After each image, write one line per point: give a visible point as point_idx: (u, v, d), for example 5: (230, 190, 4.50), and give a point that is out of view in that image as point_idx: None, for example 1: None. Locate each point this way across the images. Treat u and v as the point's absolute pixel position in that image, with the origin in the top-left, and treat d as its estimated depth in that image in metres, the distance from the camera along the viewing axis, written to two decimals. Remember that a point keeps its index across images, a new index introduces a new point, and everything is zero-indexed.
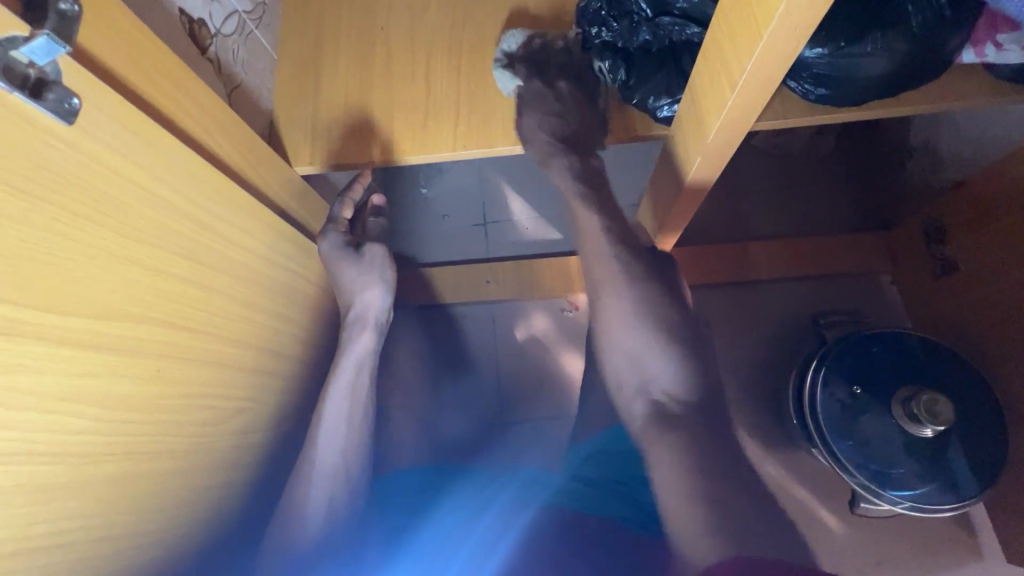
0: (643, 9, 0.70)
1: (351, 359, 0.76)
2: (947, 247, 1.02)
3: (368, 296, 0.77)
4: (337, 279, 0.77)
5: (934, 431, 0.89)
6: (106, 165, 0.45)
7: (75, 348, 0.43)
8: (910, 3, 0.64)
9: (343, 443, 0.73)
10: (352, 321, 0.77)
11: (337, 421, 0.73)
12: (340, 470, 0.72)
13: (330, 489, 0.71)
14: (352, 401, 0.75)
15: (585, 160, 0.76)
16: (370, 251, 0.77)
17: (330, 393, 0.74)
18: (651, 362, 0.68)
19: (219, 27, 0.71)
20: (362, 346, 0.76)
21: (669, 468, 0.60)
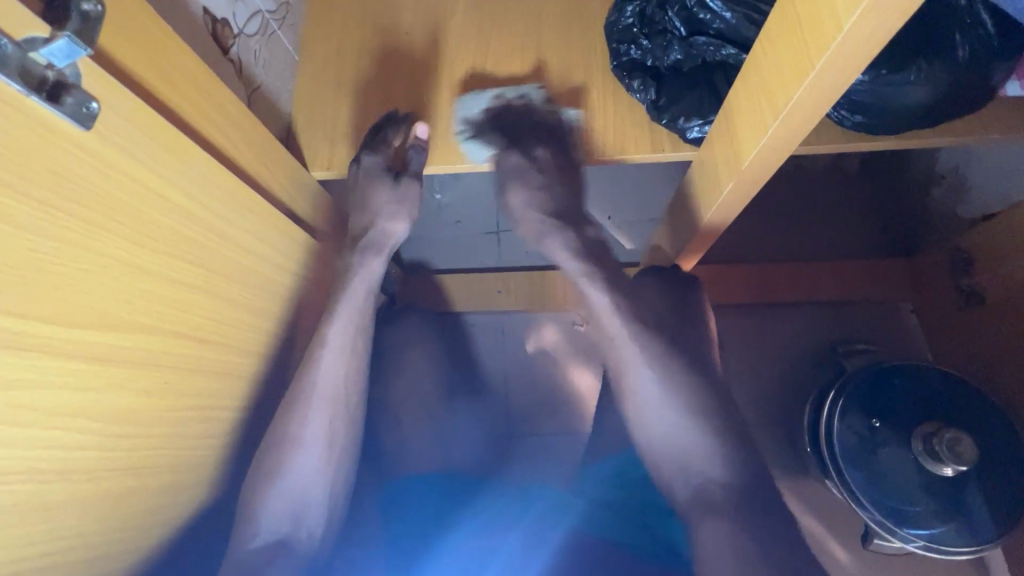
0: (677, 27, 0.68)
1: (349, 308, 0.69)
2: (974, 278, 1.00)
3: (393, 225, 0.71)
4: (363, 199, 0.72)
5: (955, 470, 0.86)
6: (122, 171, 0.43)
7: (82, 362, 0.41)
8: (959, 32, 0.62)
9: (332, 414, 0.65)
10: (363, 245, 0.71)
11: (327, 389, 0.65)
12: (330, 443, 0.65)
13: (319, 464, 0.64)
14: (346, 367, 0.67)
15: (580, 232, 0.71)
16: (405, 185, 0.71)
17: (319, 352, 0.66)
18: (686, 440, 0.64)
19: (242, 27, 0.69)
20: (370, 272, 0.71)
21: (726, 548, 0.59)
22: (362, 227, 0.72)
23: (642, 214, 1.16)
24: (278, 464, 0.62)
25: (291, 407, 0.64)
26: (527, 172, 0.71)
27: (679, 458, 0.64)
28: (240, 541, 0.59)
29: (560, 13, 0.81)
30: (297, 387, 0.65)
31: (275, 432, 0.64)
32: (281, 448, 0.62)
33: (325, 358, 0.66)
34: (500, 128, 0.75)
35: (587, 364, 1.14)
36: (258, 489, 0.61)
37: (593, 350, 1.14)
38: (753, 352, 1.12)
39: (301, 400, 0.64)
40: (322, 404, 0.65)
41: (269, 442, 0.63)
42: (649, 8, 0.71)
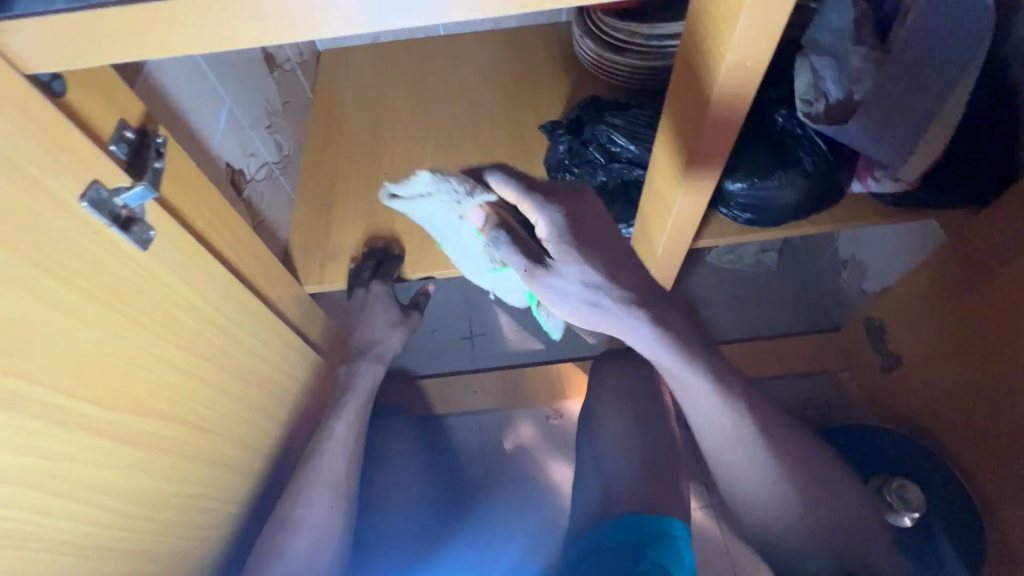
0: (598, 157, 0.88)
1: (353, 403, 0.84)
2: (890, 342, 1.13)
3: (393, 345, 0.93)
4: (368, 322, 0.92)
5: (913, 519, 0.92)
6: (164, 282, 0.54)
7: (112, 442, 0.48)
8: (803, 150, 0.83)
9: (334, 499, 0.75)
10: (370, 357, 0.89)
11: (330, 473, 0.76)
12: (326, 523, 0.74)
13: (315, 540, 0.72)
14: (345, 455, 0.79)
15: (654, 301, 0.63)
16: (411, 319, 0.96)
17: (326, 443, 0.77)
18: (740, 453, 0.72)
19: (253, 175, 0.86)
20: (371, 376, 0.88)
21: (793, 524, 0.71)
22: (369, 343, 0.91)
23: None
24: (281, 541, 0.69)
25: (298, 492, 0.73)
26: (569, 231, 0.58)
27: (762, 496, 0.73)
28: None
29: (509, 153, 1.03)
30: (302, 472, 0.74)
31: (281, 513, 0.71)
32: (285, 529, 0.70)
33: (330, 448, 0.77)
34: (529, 178, 0.61)
35: (563, 456, 1.18)
36: (260, 567, 0.67)
37: (568, 442, 1.19)
38: None
39: (305, 484, 0.74)
40: (321, 488, 0.75)
41: (274, 521, 0.71)
42: (574, 145, 0.90)
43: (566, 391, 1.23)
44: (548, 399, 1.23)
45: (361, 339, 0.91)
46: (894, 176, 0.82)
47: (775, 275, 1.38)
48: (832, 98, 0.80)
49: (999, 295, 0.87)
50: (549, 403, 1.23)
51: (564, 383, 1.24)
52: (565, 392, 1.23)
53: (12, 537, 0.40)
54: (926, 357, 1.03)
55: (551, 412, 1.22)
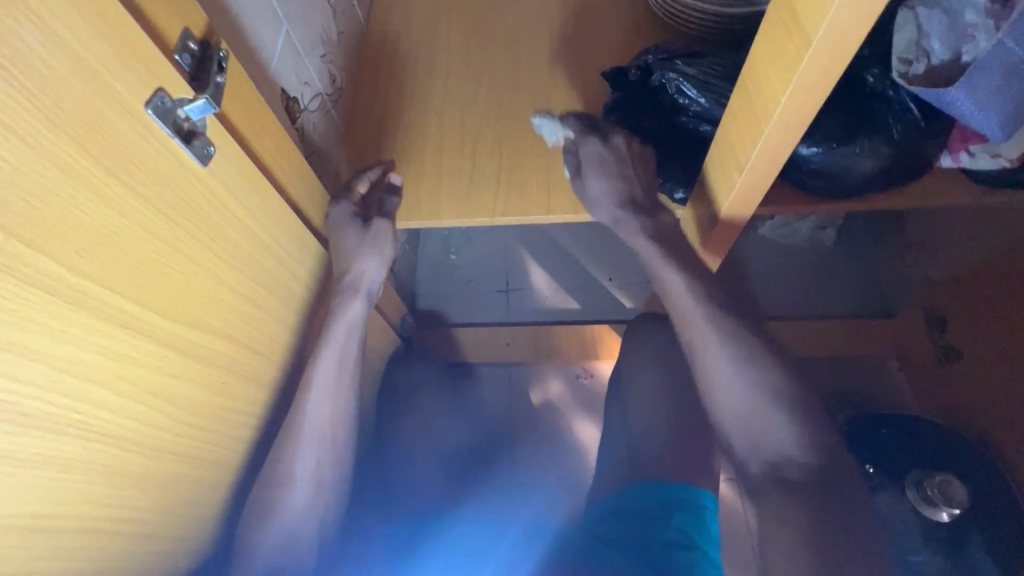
0: (663, 110, 0.82)
1: (334, 345, 0.72)
2: (949, 335, 1.07)
3: (368, 271, 0.74)
4: (335, 247, 0.74)
5: (950, 515, 0.89)
6: (218, 200, 0.54)
7: (169, 351, 0.50)
8: (891, 115, 0.76)
9: (320, 451, 0.70)
10: (344, 285, 0.73)
11: (315, 425, 0.69)
12: (317, 476, 0.70)
13: (308, 495, 0.69)
14: (332, 404, 0.72)
15: (654, 216, 0.75)
16: (377, 228, 0.74)
17: (307, 393, 0.69)
18: (766, 425, 0.67)
19: (307, 104, 0.85)
20: (353, 312, 0.74)
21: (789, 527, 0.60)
22: (341, 270, 0.74)
23: (638, 275, 1.29)
24: (274, 499, 0.66)
25: (285, 448, 0.67)
26: (601, 158, 0.75)
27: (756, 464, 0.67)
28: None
29: (565, 98, 0.97)
30: (290, 425, 0.68)
31: (268, 467, 0.66)
32: (275, 483, 0.66)
33: (314, 398, 0.69)
34: (588, 124, 0.81)
35: (590, 416, 1.19)
36: (255, 523, 0.64)
37: (596, 401, 1.21)
38: None
39: (293, 436, 0.67)
40: (311, 440, 0.69)
41: (262, 480, 0.66)
42: (637, 94, 0.85)
43: (597, 352, 1.24)
44: (582, 358, 1.25)
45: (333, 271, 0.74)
46: (993, 150, 0.74)
47: (828, 252, 1.30)
48: (935, 59, 0.73)
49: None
50: (581, 362, 1.25)
51: (597, 343, 1.24)
52: (597, 352, 1.24)
53: (83, 427, 0.43)
54: (1000, 354, 0.97)
55: (583, 372, 1.24)
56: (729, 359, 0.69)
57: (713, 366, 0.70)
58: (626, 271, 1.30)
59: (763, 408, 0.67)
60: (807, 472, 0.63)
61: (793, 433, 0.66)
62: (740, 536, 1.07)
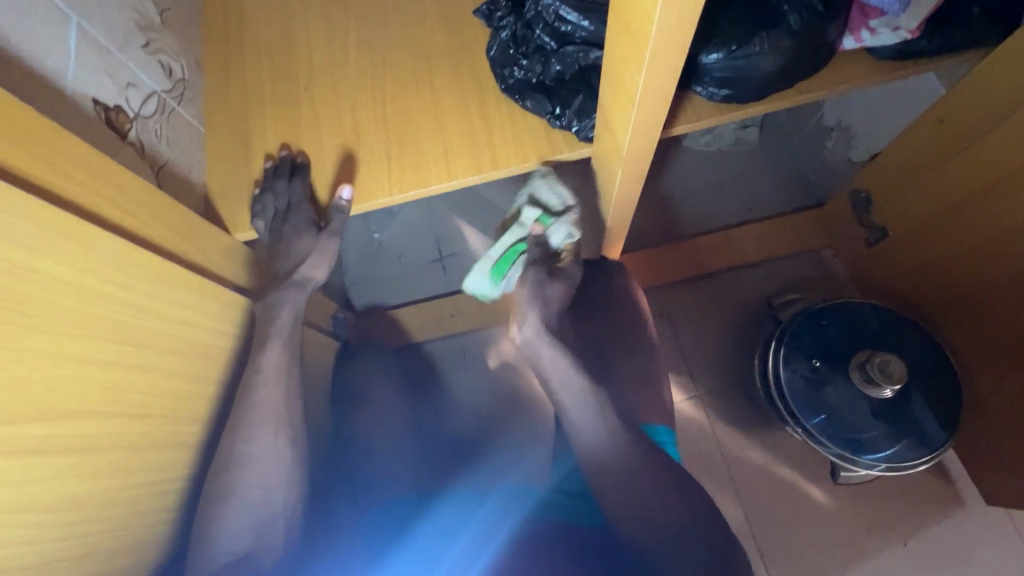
0: (548, 42, 0.74)
1: (280, 336, 0.72)
2: (874, 215, 1.08)
3: (314, 275, 0.78)
4: (285, 246, 0.77)
5: (893, 390, 0.92)
6: (26, 265, 0.44)
7: (15, 457, 0.42)
8: (786, 3, 0.70)
9: (277, 429, 0.67)
10: (290, 282, 0.75)
11: (270, 406, 0.67)
12: (280, 455, 0.67)
13: (268, 483, 0.65)
14: (282, 384, 0.69)
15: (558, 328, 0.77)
16: (323, 244, 0.78)
17: (256, 375, 0.67)
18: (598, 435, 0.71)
19: (139, 110, 0.72)
20: (292, 300, 0.74)
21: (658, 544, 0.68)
22: (290, 267, 0.76)
23: None
24: (231, 484, 0.63)
25: (234, 431, 0.65)
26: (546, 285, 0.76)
27: (644, 540, 0.68)
28: (198, 563, 0.60)
29: (446, 43, 0.87)
30: (238, 410, 0.65)
31: (221, 454, 0.64)
32: (228, 468, 0.63)
33: (263, 380, 0.67)
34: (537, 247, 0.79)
35: None
36: (215, 512, 0.61)
37: None
38: (698, 322, 1.18)
39: (242, 421, 0.65)
40: (267, 421, 0.66)
41: (214, 471, 0.63)
42: (519, 30, 0.77)
43: None
44: None
45: (281, 265, 0.77)
46: (893, 24, 0.72)
47: (754, 153, 1.29)
48: None
49: (973, 156, 0.84)
50: None
51: None
52: None
53: None
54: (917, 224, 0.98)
55: None
56: (592, 415, 0.72)
57: (573, 407, 0.73)
58: None
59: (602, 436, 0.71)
60: (687, 540, 0.68)
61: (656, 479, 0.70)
62: (711, 450, 1.10)
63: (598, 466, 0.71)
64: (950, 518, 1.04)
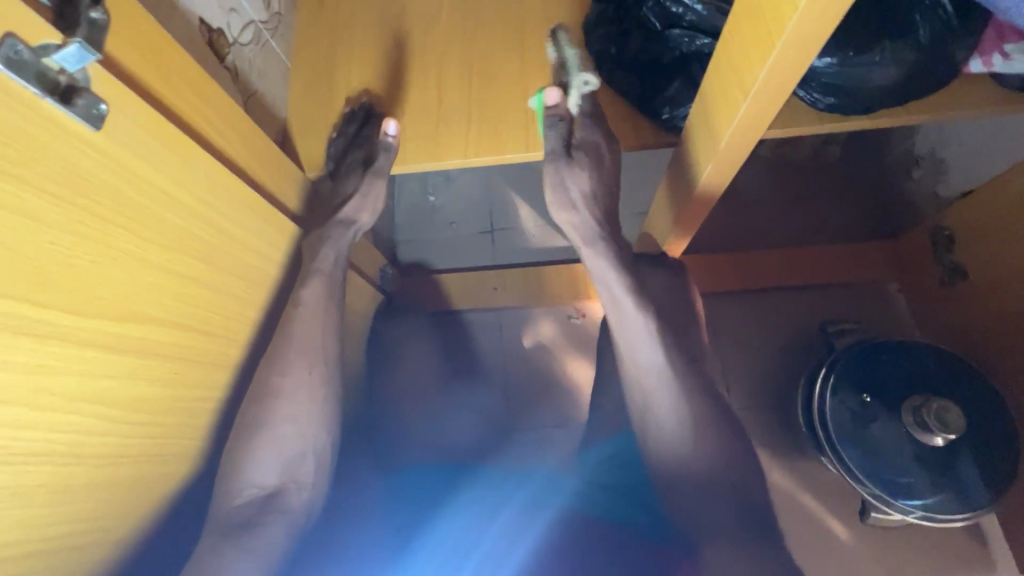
0: (653, 23, 0.71)
1: (321, 276, 0.71)
2: (955, 254, 1.02)
3: (359, 218, 0.76)
4: (338, 185, 0.78)
5: (945, 439, 0.89)
6: (130, 169, 0.45)
7: (98, 351, 0.44)
8: (919, 13, 0.65)
9: (311, 365, 0.67)
10: (336, 221, 0.74)
11: (305, 341, 0.67)
12: (315, 393, 0.67)
13: (304, 420, 0.65)
14: (319, 321, 0.69)
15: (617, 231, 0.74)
16: (368, 185, 0.75)
17: (295, 310, 0.67)
18: (663, 396, 0.67)
19: (237, 36, 0.72)
20: (339, 239, 0.73)
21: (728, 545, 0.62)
22: (336, 206, 0.76)
23: (629, 207, 1.21)
24: (262, 414, 0.63)
25: (269, 361, 0.64)
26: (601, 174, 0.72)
27: (684, 466, 0.66)
28: (227, 494, 0.60)
29: (541, 11, 0.85)
30: (276, 344, 0.65)
31: (255, 385, 0.64)
32: (261, 399, 0.63)
33: (301, 314, 0.67)
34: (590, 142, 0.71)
35: (582, 355, 1.15)
36: (245, 441, 0.61)
37: (587, 341, 1.15)
38: (745, 336, 1.15)
39: (280, 353, 0.65)
40: (303, 357, 0.66)
41: (249, 399, 0.63)
42: (625, 6, 0.74)
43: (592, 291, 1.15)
44: (571, 297, 1.16)
45: (332, 202, 0.77)
46: None
47: (832, 171, 1.23)
48: None
49: None
50: (572, 302, 1.17)
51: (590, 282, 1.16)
52: (590, 291, 1.15)
53: (2, 453, 0.38)
54: (1003, 271, 0.92)
55: (574, 311, 1.17)
56: (653, 352, 0.68)
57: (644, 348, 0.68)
58: (616, 203, 1.22)
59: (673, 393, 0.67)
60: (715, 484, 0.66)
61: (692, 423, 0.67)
62: None
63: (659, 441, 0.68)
64: None
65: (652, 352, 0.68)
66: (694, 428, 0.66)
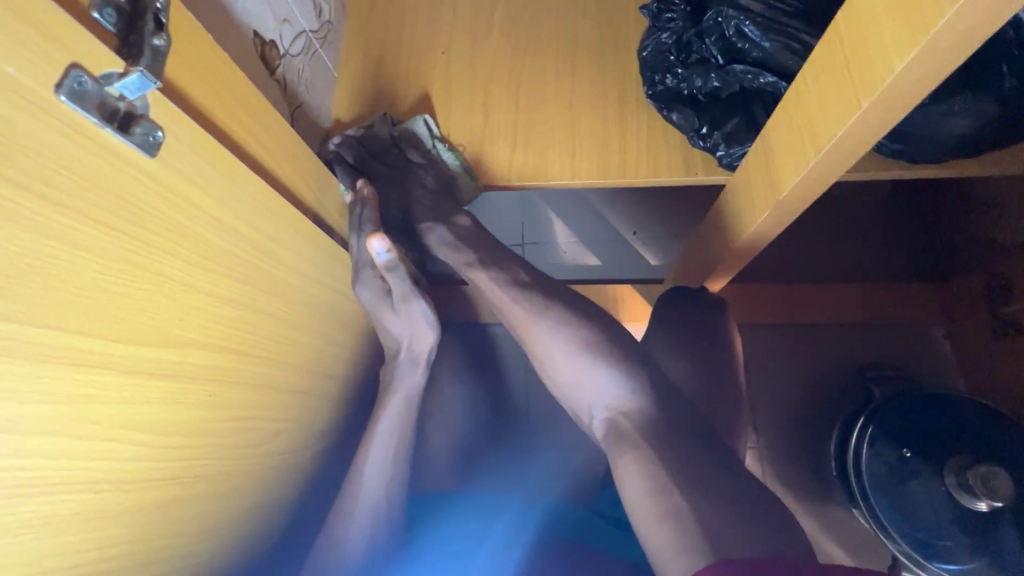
0: (715, 55, 0.68)
1: (393, 414, 0.73)
2: (1012, 307, 0.96)
3: (418, 345, 0.73)
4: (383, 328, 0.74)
5: (990, 506, 0.84)
6: (179, 194, 0.45)
7: (138, 377, 0.43)
8: (1008, 62, 0.60)
9: (376, 501, 0.70)
10: (403, 361, 0.74)
11: (375, 478, 0.70)
12: (375, 523, 0.69)
13: (365, 541, 0.68)
14: (389, 458, 0.71)
15: (455, 224, 0.76)
16: (407, 310, 0.71)
17: (368, 447, 0.71)
18: (596, 385, 0.66)
19: (288, 48, 0.72)
20: (411, 383, 0.74)
21: (651, 501, 0.57)
22: (397, 350, 0.75)
23: (666, 231, 1.18)
24: (329, 543, 0.67)
25: (344, 495, 0.69)
26: (406, 192, 0.76)
27: (606, 426, 0.65)
28: None
29: (594, 32, 0.82)
30: (352, 474, 0.70)
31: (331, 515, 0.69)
32: (332, 526, 0.67)
33: (373, 452, 0.71)
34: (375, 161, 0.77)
35: None
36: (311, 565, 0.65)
37: None
38: (779, 373, 1.11)
39: (352, 485, 0.69)
40: (370, 493, 0.69)
41: (326, 526, 0.68)
42: (686, 35, 0.71)
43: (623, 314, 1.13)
44: None
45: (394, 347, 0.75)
46: None
47: (883, 208, 1.18)
48: None
49: None
50: None
51: (620, 304, 1.13)
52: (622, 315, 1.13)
53: (40, 484, 0.37)
54: None
55: None
56: (553, 340, 0.68)
57: (545, 341, 0.69)
58: (653, 225, 1.19)
59: (588, 373, 0.66)
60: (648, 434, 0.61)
61: (628, 392, 0.64)
62: None
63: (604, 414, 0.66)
64: None
65: (553, 337, 0.68)
66: (622, 394, 0.64)
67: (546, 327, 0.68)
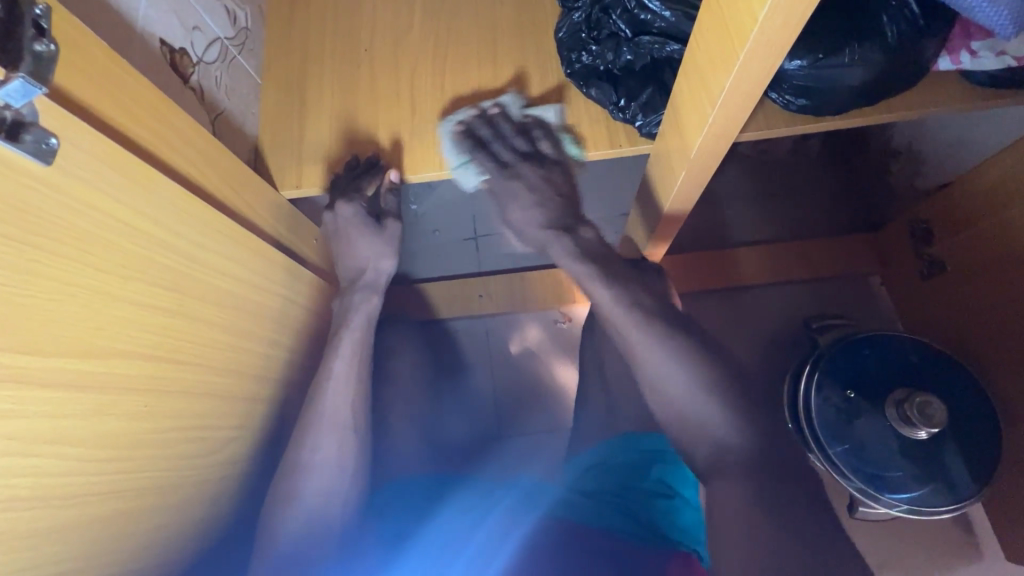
0: (623, 29, 0.70)
1: (352, 340, 0.76)
2: (934, 247, 1.03)
3: (382, 265, 0.80)
4: (347, 245, 0.79)
5: (928, 433, 0.89)
6: (86, 202, 0.44)
7: (60, 390, 0.43)
8: (885, 14, 0.65)
9: (339, 437, 0.70)
10: (362, 284, 0.79)
11: (336, 413, 0.71)
12: (340, 457, 0.70)
13: (332, 478, 0.69)
14: (348, 389, 0.73)
15: (577, 234, 0.74)
16: (387, 231, 0.80)
17: (325, 383, 0.73)
18: (680, 390, 0.68)
19: (202, 55, 0.71)
20: (371, 306, 0.78)
21: (738, 512, 0.63)
22: (358, 271, 0.80)
23: (611, 210, 1.21)
24: (293, 488, 0.67)
25: (301, 435, 0.70)
26: (517, 189, 0.73)
27: (703, 447, 0.68)
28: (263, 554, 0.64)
29: (512, 19, 0.84)
30: (307, 414, 0.71)
31: (289, 458, 0.69)
32: (295, 469, 0.68)
33: (331, 387, 0.72)
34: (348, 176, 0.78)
35: (569, 358, 1.14)
36: (277, 509, 0.66)
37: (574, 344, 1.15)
38: (731, 334, 1.15)
39: (309, 427, 0.70)
40: (332, 427, 0.71)
41: (288, 468, 0.68)
42: (594, 13, 0.73)
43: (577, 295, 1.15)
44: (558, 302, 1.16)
45: (351, 271, 0.80)
46: (997, 49, 0.67)
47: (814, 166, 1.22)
48: None
49: None
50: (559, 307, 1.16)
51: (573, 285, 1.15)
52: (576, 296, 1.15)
53: None
54: (978, 262, 0.93)
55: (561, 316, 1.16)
56: (656, 350, 0.69)
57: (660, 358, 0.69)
58: (598, 205, 1.21)
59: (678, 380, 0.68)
60: (745, 456, 0.66)
61: (733, 416, 0.67)
62: None
63: (690, 426, 0.68)
64: (965, 567, 1.01)
65: (673, 363, 0.69)
66: (724, 414, 0.67)
67: (647, 340, 0.70)
